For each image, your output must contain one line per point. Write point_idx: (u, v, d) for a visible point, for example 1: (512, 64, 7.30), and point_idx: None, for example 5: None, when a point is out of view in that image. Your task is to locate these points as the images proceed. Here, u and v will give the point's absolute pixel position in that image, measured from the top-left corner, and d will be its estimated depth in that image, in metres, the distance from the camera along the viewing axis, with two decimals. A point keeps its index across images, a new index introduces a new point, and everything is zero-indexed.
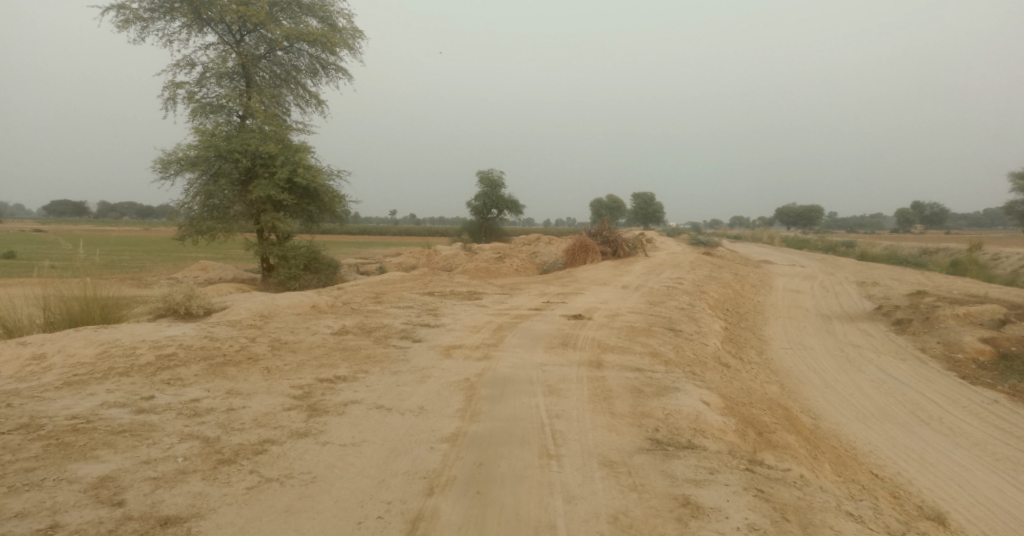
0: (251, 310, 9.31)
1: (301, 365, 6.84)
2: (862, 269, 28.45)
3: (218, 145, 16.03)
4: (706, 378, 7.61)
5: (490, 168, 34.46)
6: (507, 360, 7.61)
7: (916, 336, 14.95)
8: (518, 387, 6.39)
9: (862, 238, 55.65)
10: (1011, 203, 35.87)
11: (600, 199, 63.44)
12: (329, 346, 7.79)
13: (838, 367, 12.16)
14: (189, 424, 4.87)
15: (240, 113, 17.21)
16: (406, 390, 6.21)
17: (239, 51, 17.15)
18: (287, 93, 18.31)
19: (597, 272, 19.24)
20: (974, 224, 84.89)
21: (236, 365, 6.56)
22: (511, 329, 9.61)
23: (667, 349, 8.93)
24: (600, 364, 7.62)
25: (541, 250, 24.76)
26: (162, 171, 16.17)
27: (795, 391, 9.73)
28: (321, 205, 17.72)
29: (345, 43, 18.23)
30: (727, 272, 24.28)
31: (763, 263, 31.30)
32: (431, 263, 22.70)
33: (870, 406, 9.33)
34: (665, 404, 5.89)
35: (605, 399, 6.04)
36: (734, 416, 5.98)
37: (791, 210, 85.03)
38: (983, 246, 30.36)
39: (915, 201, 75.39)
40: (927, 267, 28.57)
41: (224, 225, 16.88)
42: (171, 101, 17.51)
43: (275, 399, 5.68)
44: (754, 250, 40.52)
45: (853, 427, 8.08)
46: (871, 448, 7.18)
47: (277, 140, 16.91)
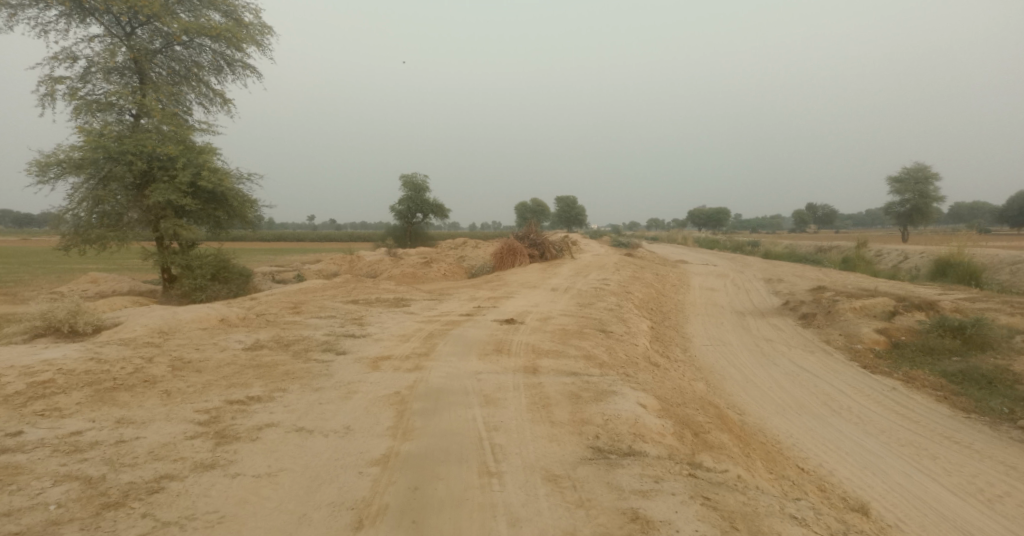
0: (149, 326, 8.44)
1: (208, 385, 6.19)
2: (768, 267, 29.88)
3: (108, 145, 14.67)
4: (639, 380, 7.53)
5: (412, 172, 33.79)
6: (439, 370, 7.22)
7: (822, 329, 15.71)
8: (451, 399, 6.03)
9: (762, 238, 58.74)
10: (889, 205, 38.77)
11: (522, 204, 63.65)
12: (241, 363, 7.14)
13: (756, 361, 12.52)
14: (67, 463, 4.22)
15: (134, 111, 15.86)
16: (329, 409, 5.70)
17: (131, 45, 15.80)
18: (188, 90, 17.07)
19: (523, 276, 19.10)
20: (859, 224, 91.76)
21: (129, 389, 5.84)
22: (441, 337, 9.21)
23: (599, 351, 8.82)
24: (535, 370, 7.38)
25: (466, 254, 24.41)
26: (40, 175, 14.63)
27: (718, 387, 9.85)
28: (230, 210, 16.60)
29: (252, 39, 17.22)
30: (648, 272, 24.80)
31: (679, 263, 32.30)
32: (352, 270, 21.84)
33: (789, 399, 9.56)
34: (604, 409, 5.70)
35: (543, 407, 5.78)
36: (671, 418, 5.87)
37: (699, 213, 88.75)
38: (870, 243, 32.64)
39: (809, 202, 80.58)
40: (823, 264, 30.39)
41: (117, 234, 15.46)
42: (50, 97, 15.91)
43: (177, 427, 5.06)
44: (669, 251, 41.85)
45: (774, 419, 8.19)
46: (792, 441, 7.20)
47: (177, 141, 15.70)
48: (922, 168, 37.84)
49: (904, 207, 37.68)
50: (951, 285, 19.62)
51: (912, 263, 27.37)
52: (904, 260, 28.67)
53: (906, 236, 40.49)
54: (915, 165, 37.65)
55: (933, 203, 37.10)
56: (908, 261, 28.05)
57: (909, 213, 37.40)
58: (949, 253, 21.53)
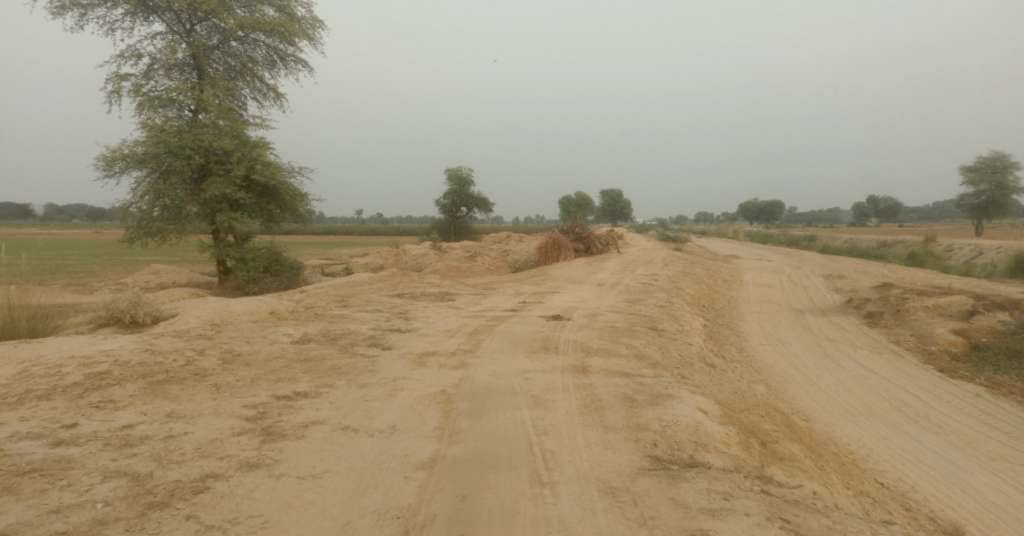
0: (201, 318, 8.51)
1: (256, 380, 6.14)
2: (827, 263, 28.63)
3: (168, 140, 15.05)
4: (697, 382, 7.14)
5: (457, 166, 33.76)
6: (486, 368, 7.01)
7: (889, 329, 14.84)
8: (500, 400, 5.80)
9: (819, 232, 56.54)
10: (962, 197, 36.65)
11: (567, 197, 63.00)
12: (289, 357, 7.09)
13: (818, 363, 11.87)
14: (116, 458, 4.17)
15: (192, 107, 16.22)
16: (375, 407, 5.56)
17: (190, 41, 16.16)
18: (243, 86, 17.35)
19: (570, 270, 18.76)
20: (925, 217, 87.41)
21: (181, 383, 5.83)
22: (488, 333, 9.01)
23: (652, 351, 8.44)
24: (585, 370, 7.08)
25: (511, 248, 24.20)
26: (106, 169, 15.12)
27: (780, 390, 9.34)
28: (282, 204, 16.82)
29: (304, 34, 17.37)
30: (699, 268, 24.06)
31: (731, 257, 31.31)
32: (399, 264, 21.91)
33: (858, 404, 8.99)
34: (662, 415, 5.37)
35: (595, 411, 5.49)
36: (735, 426, 5.49)
37: (752, 206, 86.16)
38: (938, 237, 30.87)
39: (870, 195, 77.19)
40: (887, 259, 28.93)
41: (176, 226, 15.84)
42: (116, 94, 16.43)
43: (225, 422, 5.00)
44: (720, 245, 40.70)
45: (844, 428, 7.66)
46: (867, 452, 6.74)
47: (232, 135, 15.99)
48: (1000, 156, 35.53)
49: (978, 199, 35.56)
50: None
51: (987, 259, 25.75)
52: (978, 255, 26.98)
53: (980, 230, 38.16)
54: (994, 154, 35.45)
55: (1010, 195, 34.81)
56: (981, 257, 26.39)
57: (984, 206, 35.42)
58: None
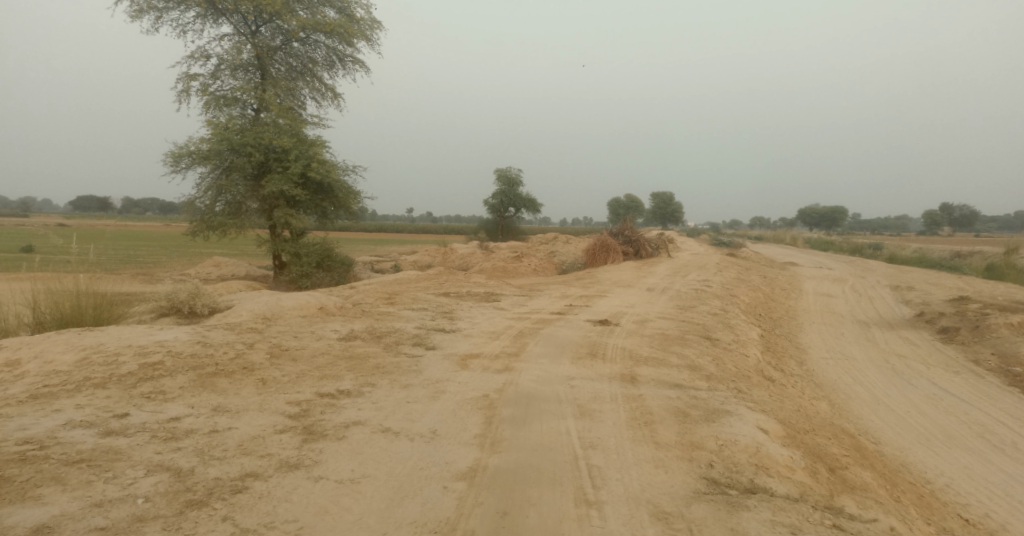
0: (253, 312, 8.61)
1: (301, 376, 6.10)
2: (894, 273, 27.19)
3: (231, 138, 15.46)
4: (755, 398, 6.75)
5: (506, 167, 33.72)
6: (530, 373, 6.80)
7: (966, 346, 13.87)
8: (544, 407, 5.59)
9: (883, 241, 53.98)
10: None
11: (618, 199, 62.18)
12: (335, 353, 7.06)
13: (886, 380, 11.17)
14: (161, 451, 4.15)
15: (255, 106, 16.63)
16: (416, 409, 5.43)
17: (255, 42, 16.58)
18: (303, 85, 17.68)
19: (619, 273, 18.35)
20: (1002, 228, 82.39)
21: (229, 376, 5.83)
22: (533, 336, 8.80)
23: (705, 361, 8.07)
24: (633, 379, 6.79)
25: (558, 249, 23.92)
26: (173, 165, 15.65)
27: (845, 409, 8.80)
28: (336, 201, 17.07)
29: (363, 35, 17.57)
30: (755, 274, 23.20)
31: (789, 265, 30.13)
32: (447, 263, 21.95)
33: (933, 428, 8.37)
34: (718, 433, 5.06)
35: (646, 424, 5.21)
36: (798, 448, 5.14)
37: (813, 212, 83.08)
38: (1018, 249, 28.90)
39: (942, 203, 73.32)
40: (960, 272, 27.26)
41: (236, 221, 16.25)
42: (185, 93, 17.01)
43: (269, 419, 4.95)
44: (778, 252, 39.28)
45: (919, 454, 7.11)
46: (947, 482, 6.23)
47: (291, 134, 16.30)
48: None
49: None
50: None
51: None
52: None
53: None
54: None
55: None
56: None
57: None
58: None
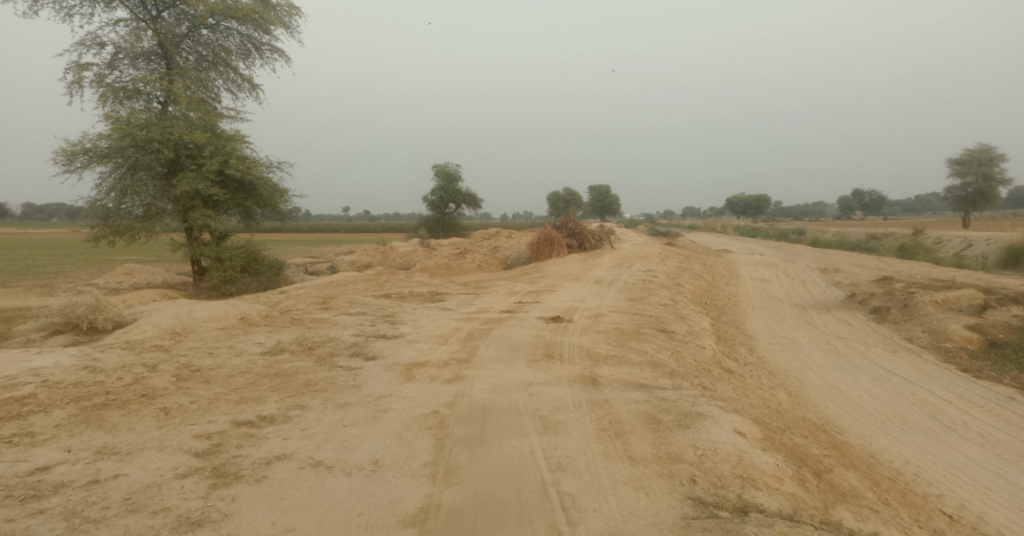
0: (160, 326, 7.54)
1: (214, 401, 5.22)
2: (820, 256, 27.99)
3: (135, 133, 14.01)
4: (722, 394, 6.31)
5: (445, 161, 32.78)
6: (482, 382, 6.12)
7: (898, 325, 14.08)
8: (502, 423, 4.92)
9: (801, 226, 56.21)
10: (949, 188, 36.22)
11: (554, 192, 62.12)
12: (257, 371, 6.16)
13: (833, 363, 11.12)
14: (15, 518, 3.26)
15: (161, 99, 15.17)
16: (354, 434, 4.66)
17: (157, 28, 15.11)
18: (216, 76, 16.31)
19: (564, 267, 17.87)
20: (908, 211, 87.70)
21: (122, 407, 4.89)
22: (482, 338, 8.11)
23: (665, 356, 7.63)
24: (594, 382, 6.24)
25: (500, 243, 23.27)
26: (67, 164, 14.04)
27: (800, 396, 8.55)
28: (259, 200, 15.85)
29: (280, 21, 16.37)
30: (696, 263, 23.28)
31: (723, 252, 30.60)
32: (386, 262, 20.92)
33: (887, 411, 8.23)
34: (696, 440, 4.55)
35: (617, 436, 4.64)
36: (779, 451, 4.68)
37: (739, 200, 85.77)
38: (927, 229, 30.39)
39: (855, 189, 77.17)
40: (878, 252, 28.37)
41: (145, 225, 14.81)
42: (78, 85, 15.35)
43: (170, 459, 4.08)
44: (709, 239, 39.99)
45: (880, 441, 6.85)
46: (917, 471, 5.97)
47: (204, 128, 14.99)
48: (986, 148, 35.22)
49: (965, 190, 35.08)
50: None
51: (977, 250, 25.39)
52: (968, 247, 26.55)
53: (968, 222, 37.67)
54: (981, 146, 35.09)
55: (997, 186, 34.35)
56: (972, 249, 25.87)
57: (972, 198, 34.91)
58: None
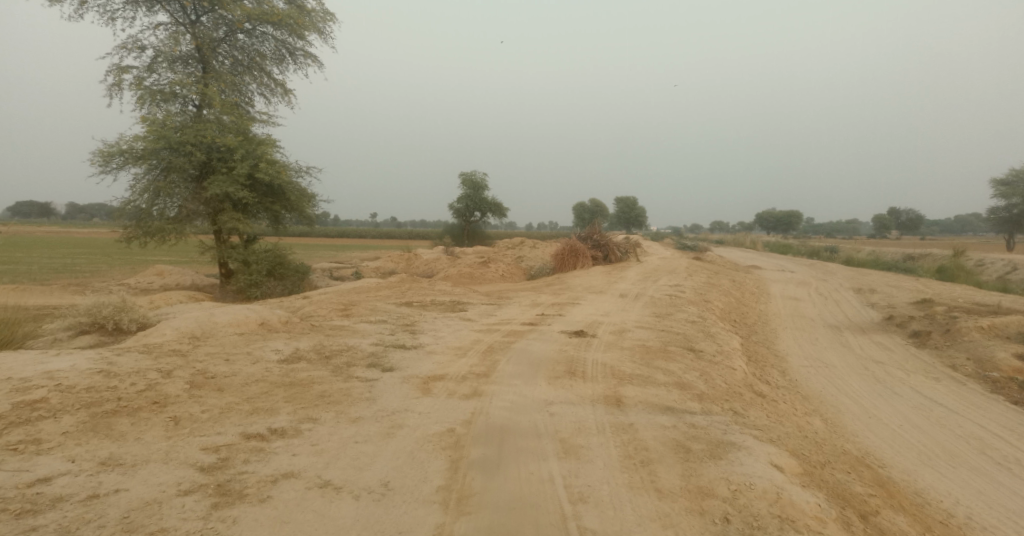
0: (179, 330, 7.46)
1: (226, 412, 5.06)
2: (855, 275, 27.18)
3: (169, 136, 14.15)
4: (755, 422, 5.97)
5: (473, 170, 32.76)
6: (502, 399, 5.87)
7: (939, 351, 13.47)
8: (520, 445, 4.67)
9: (833, 243, 54.99)
10: (991, 209, 34.99)
11: (582, 203, 61.78)
12: (271, 380, 6.00)
13: (870, 389, 10.60)
14: None
15: (197, 102, 15.33)
16: (366, 452, 4.45)
17: (195, 32, 15.29)
18: (250, 81, 16.45)
19: (589, 279, 17.55)
20: (946, 231, 85.22)
21: (132, 414, 4.77)
22: (504, 352, 7.87)
23: (693, 377, 7.31)
24: (619, 403, 5.94)
25: (525, 253, 23.05)
26: (102, 165, 14.23)
27: (837, 424, 8.12)
28: (287, 204, 15.88)
29: (314, 27, 16.46)
30: (725, 279, 22.76)
31: (753, 268, 29.94)
32: (410, 270, 20.83)
33: (931, 444, 7.76)
34: (730, 474, 4.23)
35: (643, 465, 4.35)
36: (819, 489, 4.35)
37: (770, 216, 84.40)
38: (967, 251, 29.36)
39: (891, 207, 75.32)
40: (916, 273, 27.46)
41: (176, 227, 14.90)
42: (117, 87, 15.60)
43: (174, 473, 3.92)
44: (739, 255, 39.22)
45: (926, 477, 6.42)
46: (968, 514, 5.55)
47: (237, 132, 15.09)
48: None
49: (1008, 212, 33.85)
50: None
51: (1021, 274, 24.39)
52: (1011, 271, 25.54)
53: (1011, 245, 36.30)
54: None
55: None
56: (1016, 273, 24.86)
57: (1015, 219, 33.68)
58: None
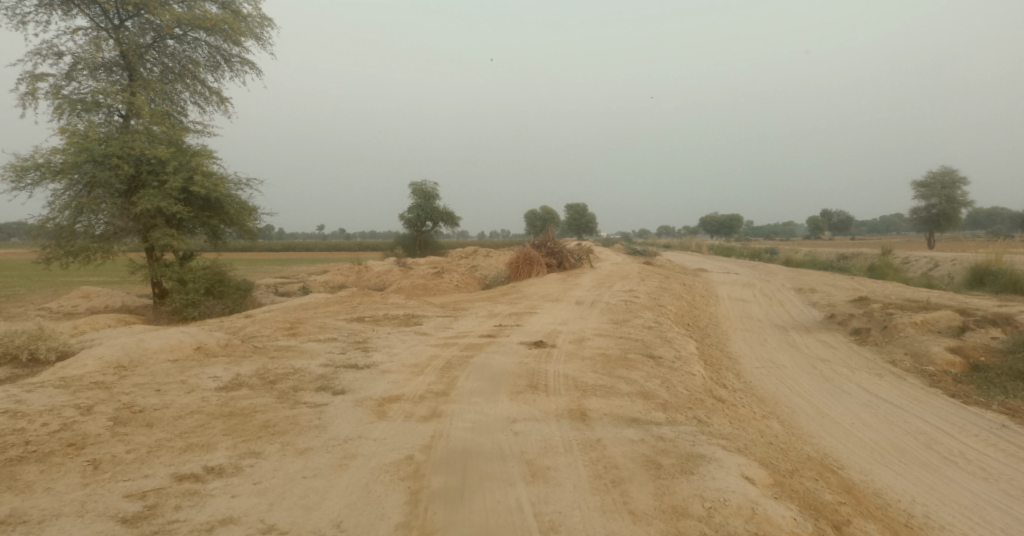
0: (105, 359, 6.85)
1: (155, 450, 4.59)
2: (795, 275, 27.98)
3: (92, 147, 13.24)
4: (721, 431, 5.84)
5: (422, 179, 32.28)
6: (463, 419, 5.55)
7: (879, 346, 13.85)
8: (485, 470, 4.38)
9: (770, 246, 56.77)
10: (914, 210, 36.74)
11: (531, 212, 61.90)
12: (209, 411, 5.52)
13: (821, 388, 10.73)
14: None
15: (123, 112, 14.44)
16: (316, 488, 4.07)
17: (119, 38, 14.43)
18: (182, 89, 15.64)
19: (544, 287, 17.39)
20: (873, 230, 89.47)
21: (42, 461, 4.30)
22: (462, 367, 7.55)
23: (655, 386, 7.16)
24: (584, 418, 5.71)
25: (478, 263, 22.73)
26: (16, 180, 13.19)
27: (793, 425, 8.10)
28: (226, 218, 15.12)
29: (251, 33, 15.81)
30: (675, 283, 23.01)
31: (699, 271, 30.49)
32: (360, 284, 20.20)
33: (883, 441, 7.81)
34: (703, 490, 4.05)
35: (615, 485, 4.13)
36: (792, 500, 4.22)
37: (711, 220, 86.66)
38: (895, 250, 30.69)
39: (822, 209, 78.49)
40: (850, 272, 28.48)
41: (102, 245, 13.92)
42: (32, 97, 14.55)
43: (89, 528, 3.52)
44: (684, 258, 39.96)
45: (880, 475, 6.38)
46: (927, 513, 5.53)
47: (168, 143, 14.26)
48: (948, 170, 35.88)
49: (929, 212, 35.62)
50: (1003, 297, 17.90)
51: (944, 270, 25.61)
52: (934, 267, 26.79)
53: (933, 243, 38.16)
54: (943, 169, 35.72)
55: (960, 208, 34.95)
56: (938, 269, 26.08)
57: (936, 219, 35.45)
58: (991, 262, 20.07)
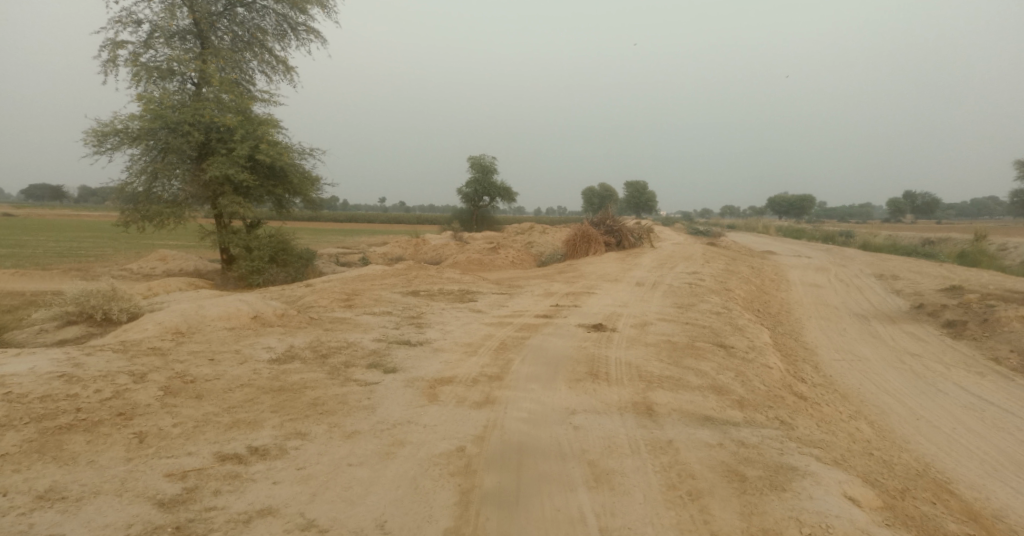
0: (164, 324, 6.79)
1: (202, 425, 4.39)
2: (875, 261, 26.17)
3: (166, 114, 13.42)
4: (808, 436, 5.20)
5: (481, 153, 31.90)
6: (519, 408, 5.13)
7: (978, 342, 12.59)
8: (543, 470, 3.95)
9: (843, 228, 53.68)
10: (1014, 192, 33.65)
11: (591, 188, 60.74)
12: (259, 385, 5.32)
13: (912, 385, 9.73)
14: None
15: (195, 80, 14.58)
16: (361, 479, 3.75)
17: (192, 6, 14.51)
18: (251, 57, 15.63)
19: (603, 267, 16.76)
20: (961, 214, 83.41)
21: (89, 431, 4.16)
22: (518, 349, 7.14)
23: (729, 380, 6.54)
24: (653, 414, 5.17)
25: (535, 239, 22.24)
26: (96, 145, 13.56)
27: (884, 427, 7.28)
28: (290, 187, 15.14)
29: (317, 1, 15.65)
30: (743, 265, 21.86)
31: (768, 253, 28.97)
32: (417, 257, 20.10)
33: (992, 450, 6.89)
34: (798, 512, 3.49)
35: (693, 500, 3.62)
36: (905, 529, 3.60)
37: (782, 199, 82.82)
38: (990, 236, 28.24)
39: (906, 191, 73.63)
40: (938, 258, 26.39)
41: (175, 210, 14.23)
42: (113, 64, 14.89)
43: (126, 510, 3.30)
44: (751, 240, 38.21)
45: (994, 490, 5.57)
46: None
47: (237, 111, 14.32)
48: None
49: None
50: None
51: None
52: None
53: None
54: None
55: None
56: None
57: None
58: None
